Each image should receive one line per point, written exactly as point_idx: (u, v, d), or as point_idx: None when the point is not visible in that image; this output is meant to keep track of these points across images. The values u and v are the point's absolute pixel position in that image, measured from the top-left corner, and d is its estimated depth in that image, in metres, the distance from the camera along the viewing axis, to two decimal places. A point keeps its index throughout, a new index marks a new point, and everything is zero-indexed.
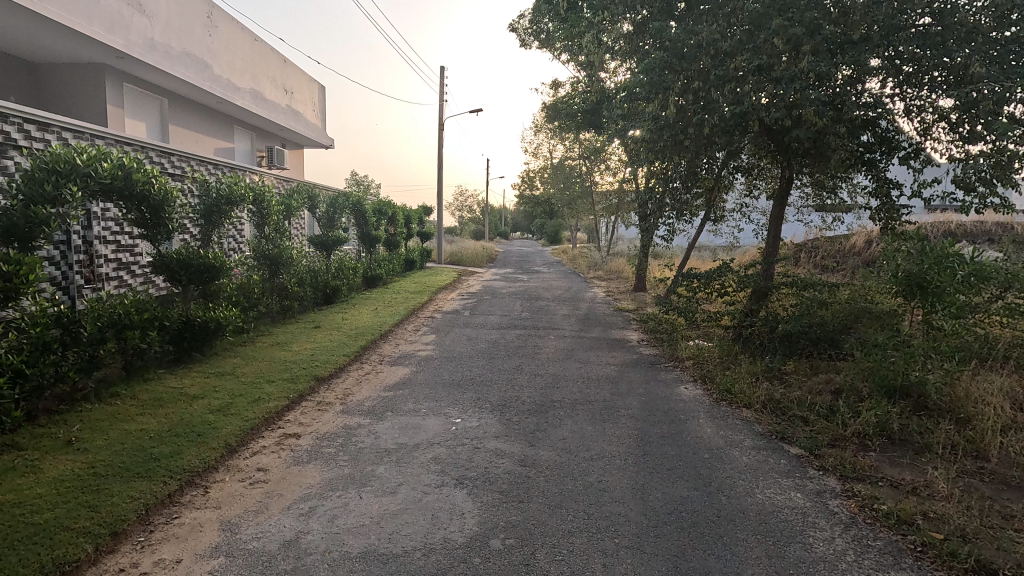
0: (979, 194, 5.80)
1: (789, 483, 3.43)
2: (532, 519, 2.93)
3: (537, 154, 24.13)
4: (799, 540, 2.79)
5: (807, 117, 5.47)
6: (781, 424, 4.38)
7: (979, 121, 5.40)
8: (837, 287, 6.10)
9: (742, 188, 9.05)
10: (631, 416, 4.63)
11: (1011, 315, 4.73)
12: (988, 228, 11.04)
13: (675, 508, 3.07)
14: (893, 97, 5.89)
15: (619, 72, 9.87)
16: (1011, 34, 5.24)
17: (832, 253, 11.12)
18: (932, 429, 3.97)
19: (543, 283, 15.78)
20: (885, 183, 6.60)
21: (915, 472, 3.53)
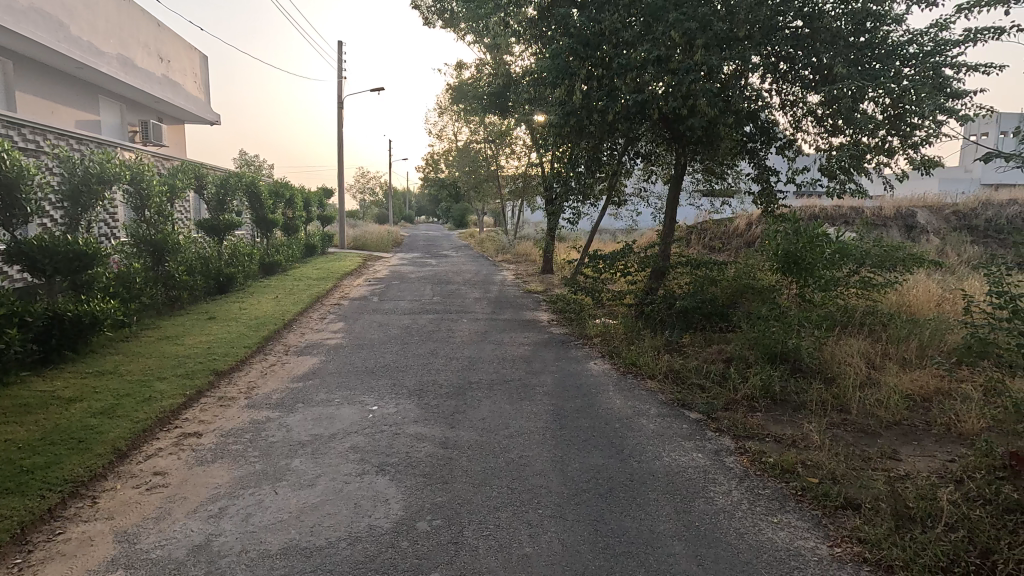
0: (839, 180, 6.62)
1: (690, 445, 3.75)
2: (458, 499, 2.97)
3: (441, 136, 23.81)
4: (702, 495, 3.07)
5: (699, 108, 5.87)
6: (681, 392, 4.76)
7: (841, 116, 6.12)
8: (726, 266, 6.66)
9: (640, 173, 9.53)
10: (546, 393, 4.80)
11: (866, 287, 5.46)
12: (844, 212, 12.59)
13: (592, 476, 3.25)
14: (772, 92, 6.50)
15: (525, 56, 9.99)
16: (864, 41, 5.96)
17: (719, 235, 12.12)
18: (806, 389, 4.50)
19: (452, 267, 15.71)
20: (765, 170, 7.29)
21: (794, 427, 3.99)
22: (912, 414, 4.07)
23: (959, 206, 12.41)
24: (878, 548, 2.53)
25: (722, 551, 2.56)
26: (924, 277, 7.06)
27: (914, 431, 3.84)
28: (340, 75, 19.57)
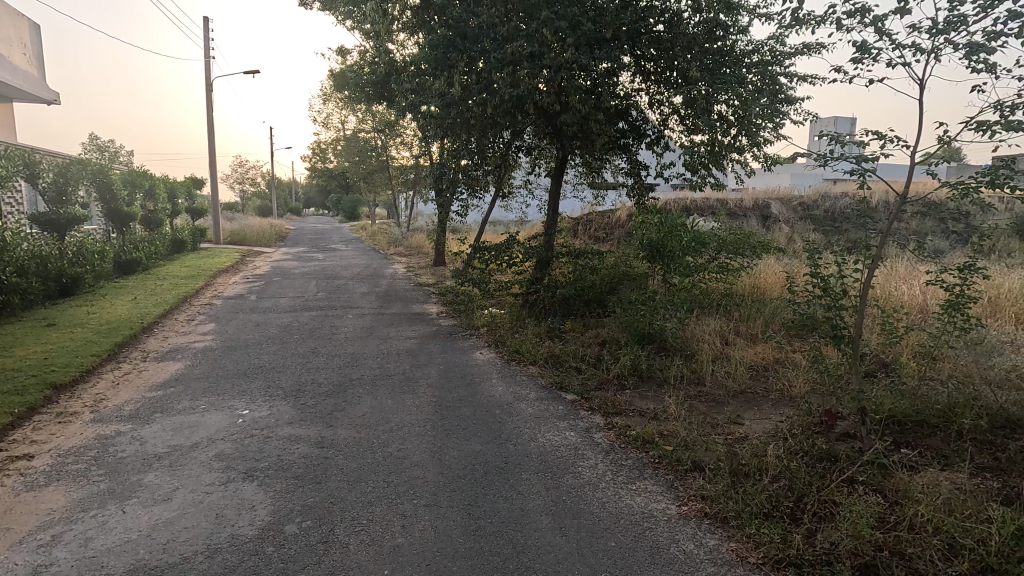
0: (700, 175, 7.27)
1: (564, 425, 3.97)
2: (330, 498, 2.90)
3: (327, 125, 22.73)
4: (570, 471, 3.27)
5: (573, 104, 6.14)
6: (560, 375, 5.00)
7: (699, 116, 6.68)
8: (603, 255, 7.05)
9: (526, 166, 9.76)
10: (430, 384, 4.82)
11: (722, 272, 6.05)
12: (711, 204, 13.82)
13: (469, 462, 3.33)
14: (640, 91, 6.96)
15: (408, 44, 9.82)
16: (717, 47, 6.52)
17: (602, 226, 12.80)
18: (669, 366, 4.93)
19: (341, 262, 15.13)
20: (637, 164, 7.80)
21: (657, 401, 4.37)
22: (755, 382, 4.61)
23: (804, 198, 14.12)
24: (716, 503, 2.86)
25: (585, 520, 2.76)
26: (772, 261, 7.96)
27: (755, 396, 4.35)
28: (207, 55, 17.95)
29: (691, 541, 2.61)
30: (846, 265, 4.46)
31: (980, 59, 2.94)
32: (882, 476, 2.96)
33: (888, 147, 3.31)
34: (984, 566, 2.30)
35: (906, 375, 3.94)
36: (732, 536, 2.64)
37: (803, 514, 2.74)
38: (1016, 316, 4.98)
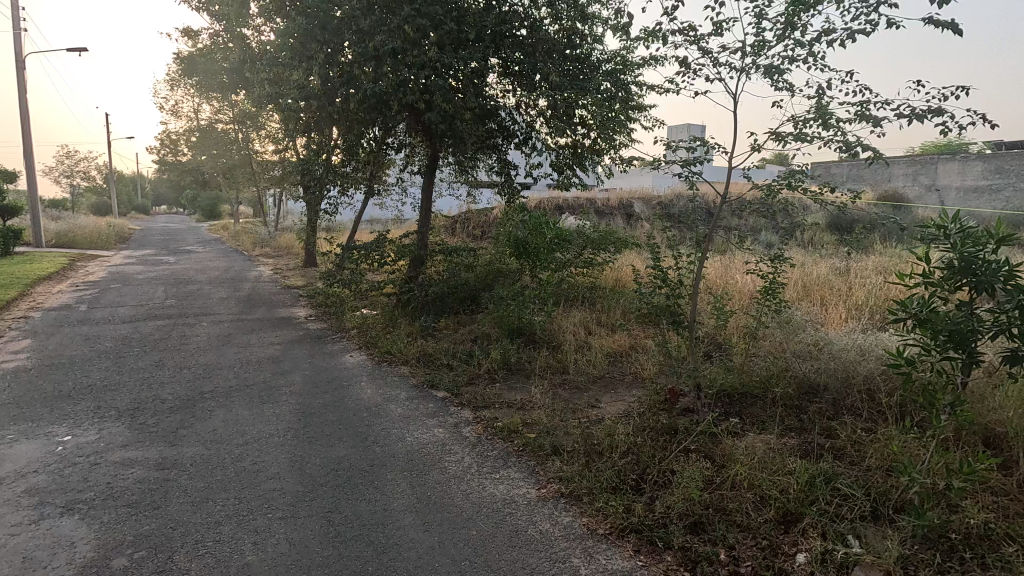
0: (565, 175, 7.65)
1: (433, 422, 3.99)
2: (170, 523, 2.66)
3: (176, 114, 20.52)
4: (436, 466, 3.31)
5: (439, 102, 6.15)
6: (431, 373, 5.01)
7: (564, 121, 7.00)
8: (476, 252, 7.17)
9: (399, 163, 9.59)
10: (293, 392, 4.58)
11: (585, 266, 6.43)
12: (580, 203, 14.61)
13: (331, 469, 3.23)
14: (507, 93, 7.15)
15: (264, 31, 9.18)
16: (575, 54, 6.89)
17: (480, 224, 12.99)
18: (536, 357, 5.16)
19: (196, 264, 13.77)
20: (507, 164, 8.01)
21: (524, 392, 4.55)
22: (612, 367, 4.97)
23: (662, 198, 15.45)
24: (572, 483, 3.06)
25: (448, 514, 2.80)
26: (632, 256, 8.62)
27: (612, 381, 4.70)
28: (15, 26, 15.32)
29: (548, 520, 2.77)
30: (686, 258, 4.96)
31: (780, 79, 3.39)
32: (711, 443, 3.35)
33: (710, 153, 3.73)
34: (785, 511, 2.70)
35: (735, 353, 4.49)
36: (584, 511, 2.84)
37: (646, 484, 3.02)
38: (819, 298, 5.89)
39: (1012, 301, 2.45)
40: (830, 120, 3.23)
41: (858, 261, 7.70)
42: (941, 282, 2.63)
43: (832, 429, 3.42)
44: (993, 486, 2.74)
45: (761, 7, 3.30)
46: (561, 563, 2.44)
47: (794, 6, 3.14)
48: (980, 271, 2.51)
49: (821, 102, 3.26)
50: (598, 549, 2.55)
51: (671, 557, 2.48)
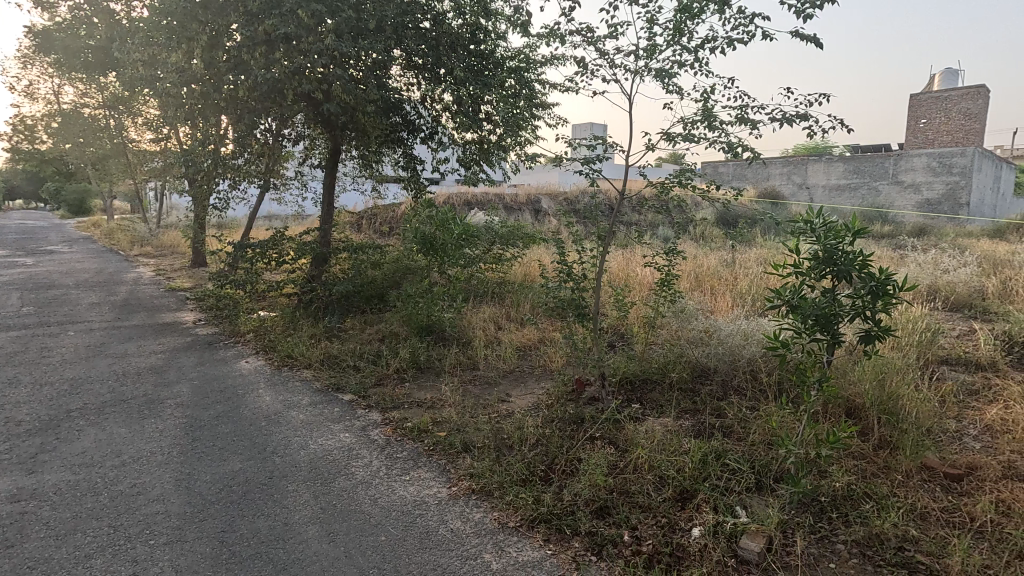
0: (473, 171, 7.63)
1: (339, 427, 3.82)
2: (28, 562, 2.33)
3: (31, 95, 18.04)
4: (342, 473, 3.17)
5: (338, 92, 5.87)
6: (336, 376, 4.80)
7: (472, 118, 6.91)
8: (382, 249, 6.97)
9: (297, 156, 9.07)
10: (179, 404, 4.19)
11: (495, 262, 6.46)
12: (490, 198, 14.67)
13: (224, 485, 2.99)
14: (411, 86, 6.99)
15: (136, 7, 8.28)
16: (479, 49, 6.90)
17: (387, 219, 12.64)
18: (447, 354, 5.11)
19: (61, 266, 12.21)
20: (412, 159, 7.84)
21: (434, 390, 4.49)
22: (522, 361, 5.04)
23: (568, 194, 15.89)
24: (482, 479, 3.06)
25: (355, 522, 2.70)
26: (540, 251, 8.78)
27: (522, 374, 4.77)
28: None
29: (459, 518, 2.75)
30: (589, 252, 5.13)
31: (670, 82, 3.58)
32: (615, 429, 3.50)
33: (609, 151, 3.87)
34: (681, 489, 2.87)
35: (636, 342, 4.72)
36: (495, 506, 2.85)
37: (554, 473, 3.10)
38: (710, 288, 6.34)
39: (865, 287, 2.77)
40: (715, 122, 3.47)
41: (743, 253, 8.38)
42: (809, 271, 2.91)
43: (722, 409, 3.70)
44: (853, 450, 3.09)
45: (652, 13, 3.47)
46: (472, 560, 2.43)
47: (681, 13, 3.33)
48: (839, 260, 2.82)
49: (706, 105, 3.49)
50: (509, 542, 2.57)
51: (578, 543, 2.55)
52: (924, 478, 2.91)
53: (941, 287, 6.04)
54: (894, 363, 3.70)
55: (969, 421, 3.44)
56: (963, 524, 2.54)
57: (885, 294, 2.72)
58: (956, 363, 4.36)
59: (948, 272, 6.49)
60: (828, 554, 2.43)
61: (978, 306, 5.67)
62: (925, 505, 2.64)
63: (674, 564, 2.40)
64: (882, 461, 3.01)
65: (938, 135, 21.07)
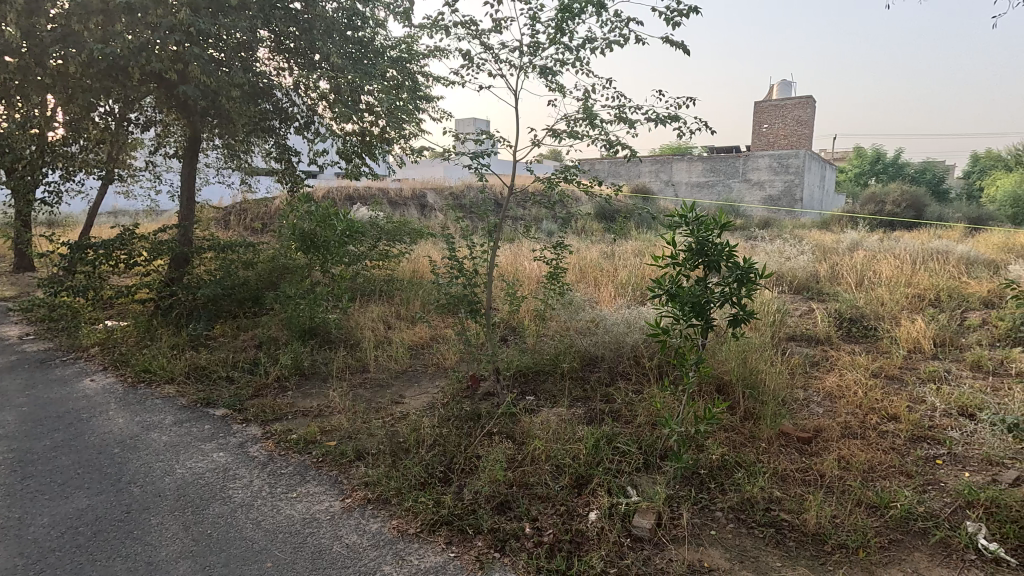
0: (354, 164, 7.27)
1: (210, 446, 3.44)
2: None
3: None
4: (217, 498, 2.86)
5: (196, 74, 5.26)
6: (206, 390, 4.33)
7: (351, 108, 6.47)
8: (255, 247, 6.40)
9: (148, 144, 8.02)
10: (2, 437, 3.52)
11: (381, 259, 6.21)
12: (372, 193, 14.13)
13: (68, 527, 2.56)
14: (283, 71, 6.47)
15: None
16: (357, 36, 6.55)
17: (259, 215, 11.66)
18: (333, 358, 4.82)
19: None
20: (286, 150, 7.28)
21: (320, 397, 4.22)
22: (414, 360, 4.91)
23: (454, 189, 15.80)
24: (378, 487, 2.92)
25: (235, 550, 2.44)
26: (428, 246, 8.62)
27: (414, 374, 4.63)
28: None
29: (354, 532, 2.60)
30: (479, 247, 5.10)
31: (553, 80, 3.64)
32: (511, 423, 3.52)
33: (496, 146, 3.86)
34: (578, 475, 2.96)
35: (527, 335, 4.80)
36: (393, 514, 2.74)
37: (453, 473, 3.04)
38: (593, 279, 6.63)
39: (732, 275, 3.03)
40: (596, 120, 3.60)
41: (621, 245, 8.88)
42: (684, 262, 3.13)
43: (610, 394, 3.87)
44: (725, 424, 3.39)
45: (534, 10, 3.50)
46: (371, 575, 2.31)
47: (562, 13, 3.40)
48: (710, 251, 3.06)
49: (587, 104, 3.60)
50: (409, 550, 2.48)
51: (481, 542, 2.53)
52: (782, 443, 3.26)
53: (787, 273, 6.85)
54: (754, 342, 4.12)
55: (814, 389, 3.92)
56: (815, 481, 2.89)
57: (749, 281, 3.00)
58: (801, 339, 4.96)
59: (791, 260, 7.38)
60: (709, 523, 2.64)
61: (815, 288, 6.51)
62: (784, 467, 2.97)
63: (574, 550, 2.46)
64: (748, 432, 3.33)
65: (777, 139, 23.94)
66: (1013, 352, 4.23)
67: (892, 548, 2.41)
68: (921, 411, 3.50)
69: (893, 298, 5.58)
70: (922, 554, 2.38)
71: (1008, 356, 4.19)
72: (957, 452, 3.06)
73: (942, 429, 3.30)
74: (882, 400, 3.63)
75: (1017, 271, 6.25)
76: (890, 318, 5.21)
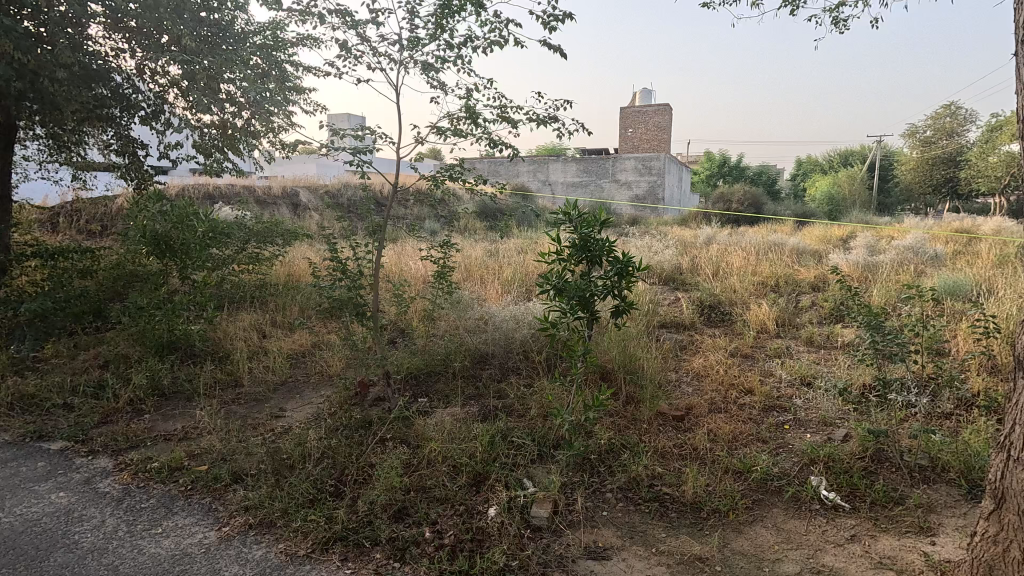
0: (215, 159, 6.61)
1: (47, 487, 2.94)
2: None
3: None
4: (59, 547, 2.45)
5: (9, 50, 4.44)
6: (37, 422, 3.68)
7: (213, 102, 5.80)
8: (95, 252, 5.58)
9: None
10: None
11: (251, 262, 5.72)
12: (236, 190, 12.96)
13: None
14: (122, 52, 5.68)
15: None
16: (214, 19, 5.82)
17: (96, 216, 10.17)
18: (198, 373, 4.35)
19: None
20: (129, 141, 6.40)
21: (186, 419, 3.78)
22: (294, 370, 4.58)
23: (329, 187, 15.03)
24: (260, 510, 2.69)
25: None
26: (303, 248, 8.10)
27: (295, 385, 4.33)
28: None
29: (235, 563, 2.37)
30: (362, 248, 4.88)
31: (435, 77, 3.58)
32: (404, 427, 3.42)
33: (377, 143, 3.72)
34: (475, 474, 2.96)
35: (417, 336, 4.70)
36: (279, 537, 2.53)
37: (344, 486, 2.89)
38: (479, 277, 6.67)
39: (612, 269, 3.22)
40: (478, 120, 3.60)
41: (504, 243, 9.05)
42: (569, 258, 3.25)
43: (502, 391, 3.92)
44: (610, 409, 3.60)
45: (413, 5, 3.43)
46: None
47: (442, 9, 3.37)
48: (592, 248, 3.21)
49: (470, 103, 3.60)
50: (300, 574, 2.31)
51: (379, 554, 2.43)
52: (660, 422, 3.53)
53: (656, 266, 7.43)
54: (632, 332, 4.40)
55: (684, 371, 4.30)
56: (690, 454, 3.16)
57: (627, 274, 3.20)
58: (670, 326, 5.40)
59: (658, 254, 8.01)
60: (601, 505, 2.78)
61: (680, 279, 7.14)
62: (663, 445, 3.22)
63: (476, 548, 2.45)
64: (631, 415, 3.56)
65: (641, 142, 25.87)
66: (836, 327, 4.98)
67: (755, 508, 2.72)
68: (770, 383, 3.99)
69: (743, 286, 6.29)
70: (779, 509, 2.70)
71: (832, 332, 4.92)
72: (800, 417, 3.53)
73: (788, 398, 3.79)
74: (740, 376, 4.08)
75: (834, 259, 7.36)
76: (742, 303, 5.86)
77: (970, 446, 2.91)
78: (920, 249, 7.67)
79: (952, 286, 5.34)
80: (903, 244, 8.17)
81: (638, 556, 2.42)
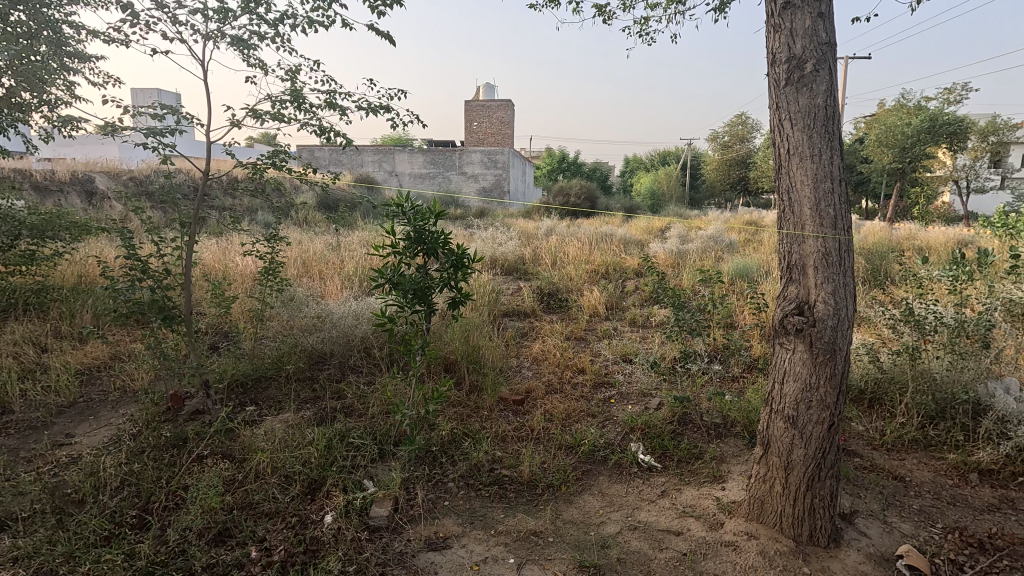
0: None
1: None
2: None
3: None
4: None
5: None
6: None
7: None
8: None
9: None
10: None
11: (23, 262, 4.72)
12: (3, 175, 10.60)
13: None
14: None
15: None
16: None
17: None
18: None
19: None
20: None
21: None
22: (86, 389, 3.89)
23: (134, 173, 13.02)
24: (35, 559, 2.24)
25: None
26: (98, 244, 6.90)
27: (88, 405, 3.69)
28: None
29: None
30: (171, 243, 4.29)
31: (251, 54, 3.22)
32: (227, 441, 3.10)
33: (184, 124, 3.25)
34: (309, 481, 2.79)
35: (243, 338, 4.29)
36: None
37: (151, 514, 2.54)
38: (317, 272, 6.29)
39: (448, 262, 3.23)
40: (303, 104, 3.33)
41: (346, 236, 8.64)
42: (404, 251, 3.18)
43: (341, 391, 3.75)
44: (452, 400, 3.64)
45: None
46: None
47: None
48: (426, 239, 3.18)
49: (293, 86, 3.30)
50: None
51: None
52: (501, 408, 3.66)
53: (499, 258, 7.65)
54: (474, 322, 4.50)
55: (524, 356, 4.51)
56: (527, 435, 3.33)
57: (463, 266, 3.24)
58: (513, 314, 5.62)
59: (502, 246, 8.26)
60: (442, 495, 2.81)
61: (522, 269, 7.44)
62: (503, 430, 3.34)
63: (310, 560, 2.31)
64: (473, 403, 3.63)
65: (486, 136, 26.50)
66: (653, 309, 5.61)
67: (584, 478, 2.95)
68: (599, 362, 4.36)
69: (577, 274, 6.77)
70: (604, 476, 2.97)
71: (650, 313, 5.53)
72: (623, 391, 3.90)
73: (613, 374, 4.18)
74: (572, 358, 4.40)
75: (653, 248, 8.25)
76: (576, 290, 6.30)
77: (750, 402, 3.47)
78: (718, 239, 8.94)
79: (741, 269, 6.31)
80: (705, 234, 9.45)
81: (478, 540, 2.48)
